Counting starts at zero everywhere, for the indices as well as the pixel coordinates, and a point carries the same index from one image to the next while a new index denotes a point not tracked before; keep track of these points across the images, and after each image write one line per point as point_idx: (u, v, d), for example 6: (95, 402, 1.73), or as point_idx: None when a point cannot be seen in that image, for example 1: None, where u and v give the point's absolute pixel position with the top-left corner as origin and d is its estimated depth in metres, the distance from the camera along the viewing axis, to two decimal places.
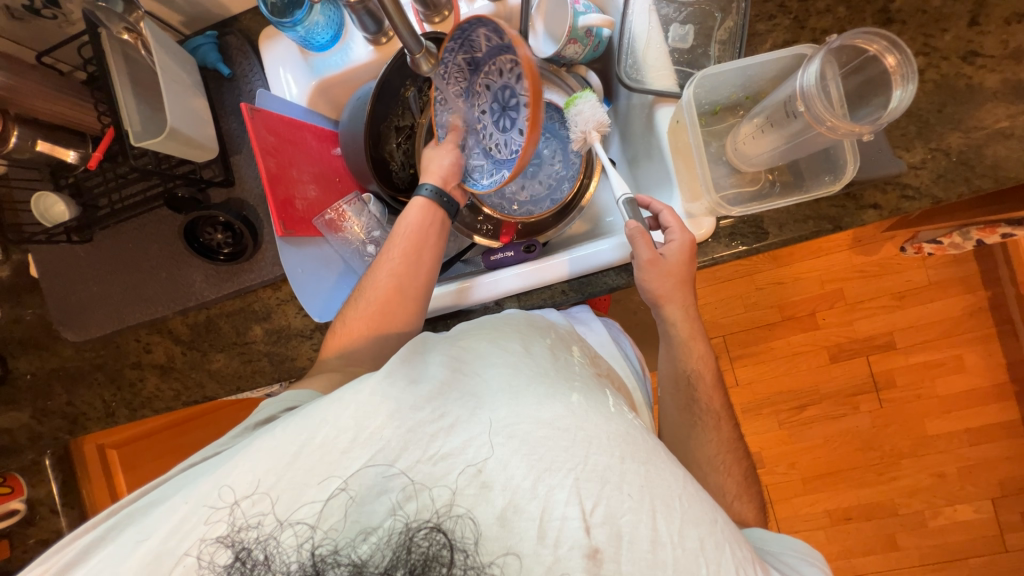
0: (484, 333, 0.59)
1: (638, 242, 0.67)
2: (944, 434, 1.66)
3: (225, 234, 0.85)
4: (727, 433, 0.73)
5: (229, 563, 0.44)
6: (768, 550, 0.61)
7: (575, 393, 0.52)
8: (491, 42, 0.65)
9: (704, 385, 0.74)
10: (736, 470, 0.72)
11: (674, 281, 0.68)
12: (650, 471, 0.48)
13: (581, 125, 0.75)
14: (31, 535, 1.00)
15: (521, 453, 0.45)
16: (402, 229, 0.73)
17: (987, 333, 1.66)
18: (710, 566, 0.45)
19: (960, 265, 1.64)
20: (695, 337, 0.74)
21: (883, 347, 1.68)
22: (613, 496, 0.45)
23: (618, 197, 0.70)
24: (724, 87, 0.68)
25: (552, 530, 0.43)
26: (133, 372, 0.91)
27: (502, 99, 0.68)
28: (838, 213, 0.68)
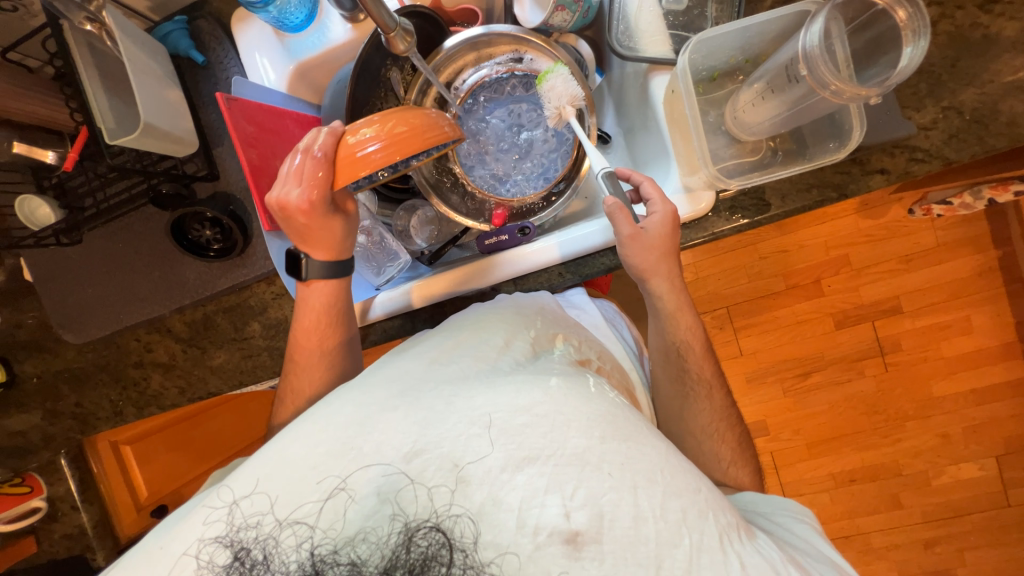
0: (470, 326, 0.61)
1: (617, 218, 0.65)
2: (949, 395, 1.67)
3: (214, 230, 0.83)
4: (719, 401, 0.72)
5: (228, 563, 0.43)
6: (758, 512, 0.62)
7: (555, 376, 0.52)
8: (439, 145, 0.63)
9: (694, 356, 0.72)
10: (730, 439, 0.72)
11: (658, 255, 0.66)
12: (631, 448, 0.48)
13: (554, 101, 0.74)
14: (55, 530, 1.02)
15: (500, 443, 0.46)
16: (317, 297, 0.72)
17: (996, 293, 1.63)
18: (691, 535, 0.45)
19: (969, 225, 1.60)
20: (682, 308, 0.71)
21: (890, 311, 1.66)
22: (592, 478, 0.45)
23: (597, 171, 0.70)
24: (722, 51, 0.64)
25: (533, 516, 0.43)
26: (137, 371, 0.92)
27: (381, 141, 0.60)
28: (843, 180, 0.65)
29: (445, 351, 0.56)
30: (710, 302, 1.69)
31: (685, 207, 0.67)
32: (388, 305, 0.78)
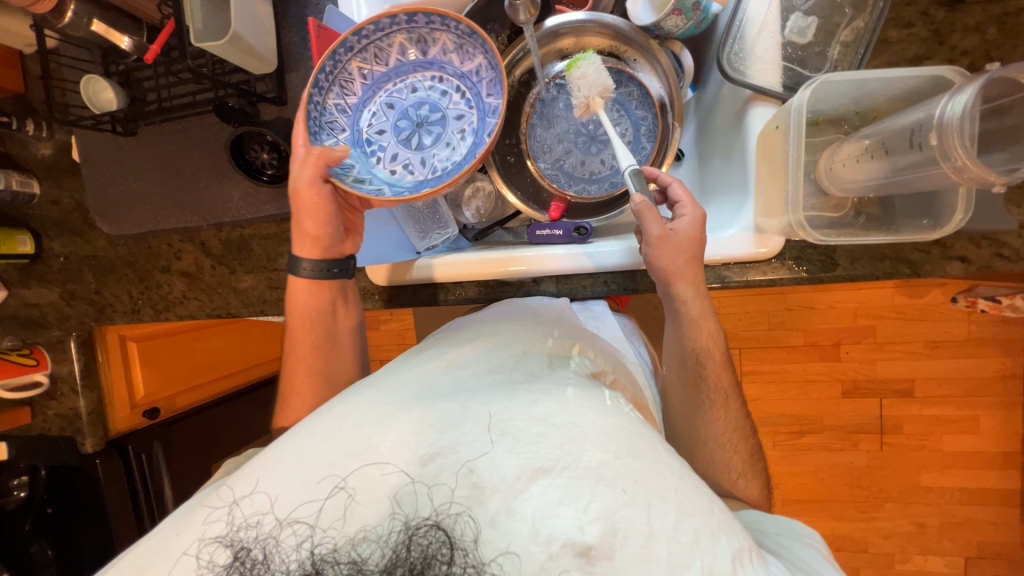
0: (491, 332, 0.63)
1: (646, 217, 0.63)
2: (937, 487, 1.65)
3: (272, 154, 0.81)
4: (734, 411, 0.70)
5: (228, 563, 0.42)
6: (768, 532, 0.61)
7: (570, 386, 0.52)
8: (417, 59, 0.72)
9: (713, 362, 0.69)
10: (743, 450, 0.70)
11: (685, 256, 0.63)
12: (644, 465, 0.45)
13: (582, 91, 0.73)
14: (51, 407, 1.02)
15: (513, 452, 0.45)
16: (298, 319, 0.73)
17: (1013, 401, 1.60)
18: (704, 558, 0.42)
19: (1005, 327, 1.56)
20: (705, 315, 0.67)
21: (900, 393, 1.64)
22: (606, 493, 0.43)
23: (625, 168, 0.67)
24: (835, 97, 0.61)
25: (546, 527, 0.42)
26: (162, 275, 0.92)
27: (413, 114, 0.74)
28: (920, 258, 0.63)
29: (462, 355, 0.58)
30: None
31: (750, 246, 0.65)
32: (424, 273, 0.76)
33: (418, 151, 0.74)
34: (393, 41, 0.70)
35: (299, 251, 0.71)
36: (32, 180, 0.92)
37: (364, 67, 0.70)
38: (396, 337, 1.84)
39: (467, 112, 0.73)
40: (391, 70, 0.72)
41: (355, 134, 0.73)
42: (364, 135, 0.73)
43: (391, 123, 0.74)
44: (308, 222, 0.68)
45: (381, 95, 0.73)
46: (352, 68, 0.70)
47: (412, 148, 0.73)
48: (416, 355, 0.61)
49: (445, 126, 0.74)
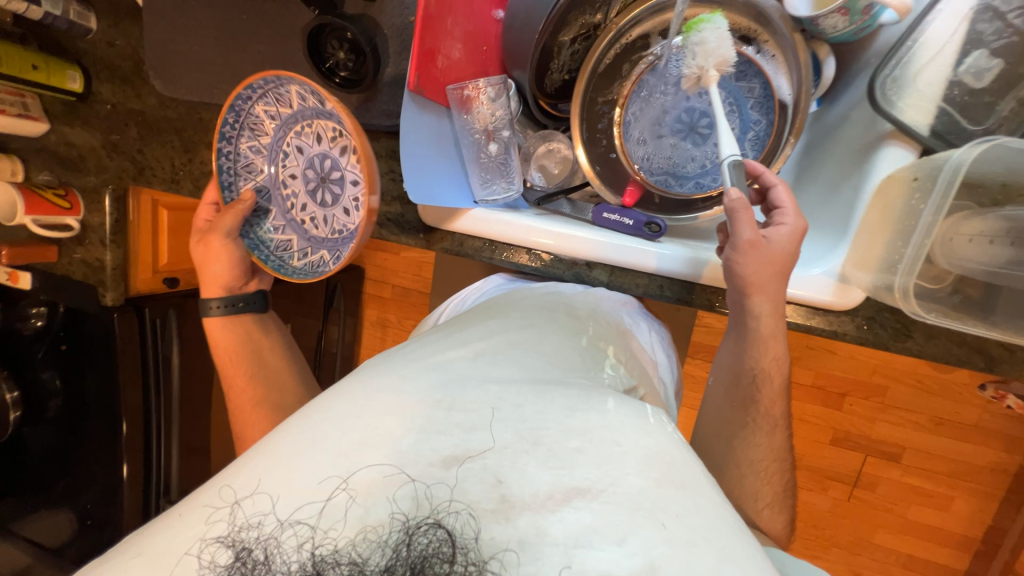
0: (528, 324, 0.64)
1: (739, 219, 0.60)
2: (886, 547, 1.71)
3: (349, 55, 0.73)
4: (778, 441, 0.68)
5: (229, 564, 0.41)
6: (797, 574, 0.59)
7: (611, 399, 0.54)
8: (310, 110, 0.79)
9: (767, 390, 0.67)
10: (776, 483, 0.68)
11: (773, 272, 0.60)
12: (685, 497, 0.46)
13: (700, 59, 0.64)
14: (77, 252, 1.04)
15: (547, 466, 0.45)
16: (224, 356, 0.82)
17: (994, 493, 1.61)
18: None
19: (1017, 424, 1.53)
20: (776, 337, 0.64)
21: (886, 456, 1.64)
22: (647, 531, 0.42)
23: (724, 158, 0.64)
24: (990, 162, 0.53)
25: (580, 557, 0.40)
26: (207, 153, 0.88)
27: (320, 169, 0.83)
28: (1001, 354, 0.59)
29: (490, 346, 0.59)
30: None
31: (828, 293, 0.62)
32: (478, 225, 0.73)
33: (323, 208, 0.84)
34: (292, 89, 0.76)
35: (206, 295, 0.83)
36: (90, 13, 0.88)
37: (268, 110, 0.79)
38: (413, 268, 1.83)
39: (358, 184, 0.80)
40: (298, 114, 0.80)
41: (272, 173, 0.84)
42: (280, 177, 0.84)
43: (300, 168, 0.84)
44: (212, 267, 0.82)
45: (294, 140, 0.83)
46: (252, 110, 0.78)
47: (316, 203, 0.84)
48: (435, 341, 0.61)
49: (341, 189, 0.82)
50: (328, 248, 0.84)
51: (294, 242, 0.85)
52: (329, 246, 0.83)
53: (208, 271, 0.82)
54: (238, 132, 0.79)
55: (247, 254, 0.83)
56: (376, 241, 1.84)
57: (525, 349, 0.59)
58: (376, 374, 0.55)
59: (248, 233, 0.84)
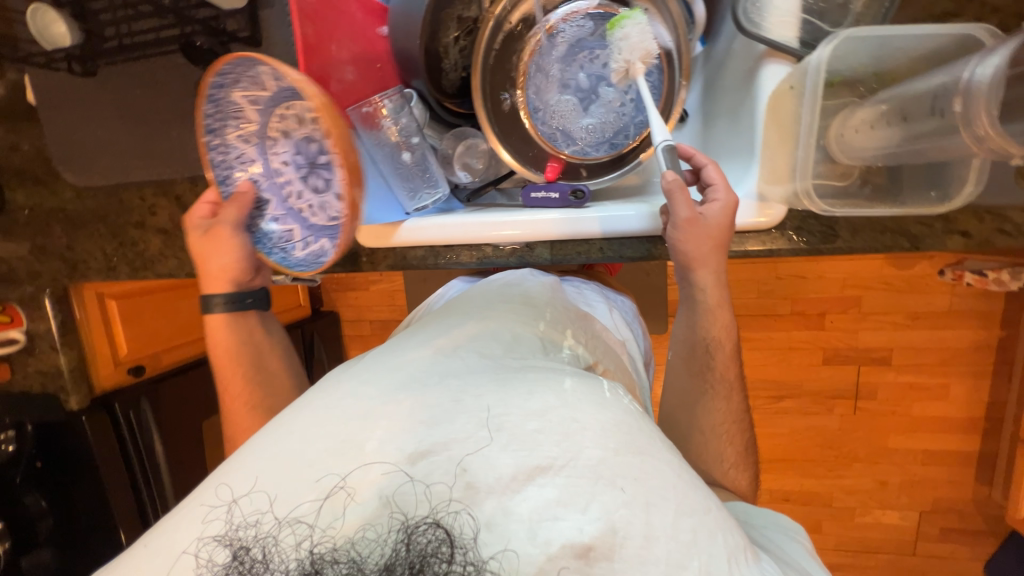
0: (488, 313, 0.65)
1: (676, 198, 0.63)
2: (901, 449, 1.75)
3: None
4: (735, 404, 0.71)
5: (227, 563, 0.42)
6: (752, 524, 0.59)
7: (568, 379, 0.54)
8: (275, 86, 0.68)
9: (721, 353, 0.71)
10: (737, 442, 0.70)
11: (713, 244, 0.64)
12: (644, 463, 0.47)
13: (625, 54, 0.71)
14: (30, 364, 1.02)
15: (510, 449, 0.45)
16: (223, 354, 0.79)
17: (984, 370, 1.66)
18: (700, 558, 0.43)
19: (987, 301, 1.60)
20: (722, 305, 0.70)
21: (876, 361, 1.69)
22: (605, 493, 0.44)
23: (659, 142, 0.67)
24: (854, 55, 0.57)
25: (545, 529, 0.42)
26: (137, 232, 0.87)
27: (306, 151, 0.71)
28: (921, 232, 0.62)
29: (451, 341, 0.58)
30: None
31: (752, 214, 0.65)
32: (414, 235, 0.74)
33: (317, 195, 0.73)
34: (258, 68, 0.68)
35: (210, 290, 0.79)
36: None
37: (246, 95, 0.71)
38: (385, 298, 1.82)
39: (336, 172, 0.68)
40: (276, 96, 0.70)
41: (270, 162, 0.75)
42: (274, 167, 0.75)
43: (292, 155, 0.74)
44: (209, 263, 0.77)
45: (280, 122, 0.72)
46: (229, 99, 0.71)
47: (309, 188, 0.73)
48: (404, 341, 0.61)
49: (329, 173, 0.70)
50: (329, 238, 0.75)
51: (292, 233, 0.77)
52: (329, 237, 0.74)
53: (213, 264, 0.77)
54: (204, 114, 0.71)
55: (254, 250, 0.79)
56: (343, 281, 1.83)
57: (483, 339, 0.59)
58: (339, 378, 0.54)
59: (253, 228, 0.79)
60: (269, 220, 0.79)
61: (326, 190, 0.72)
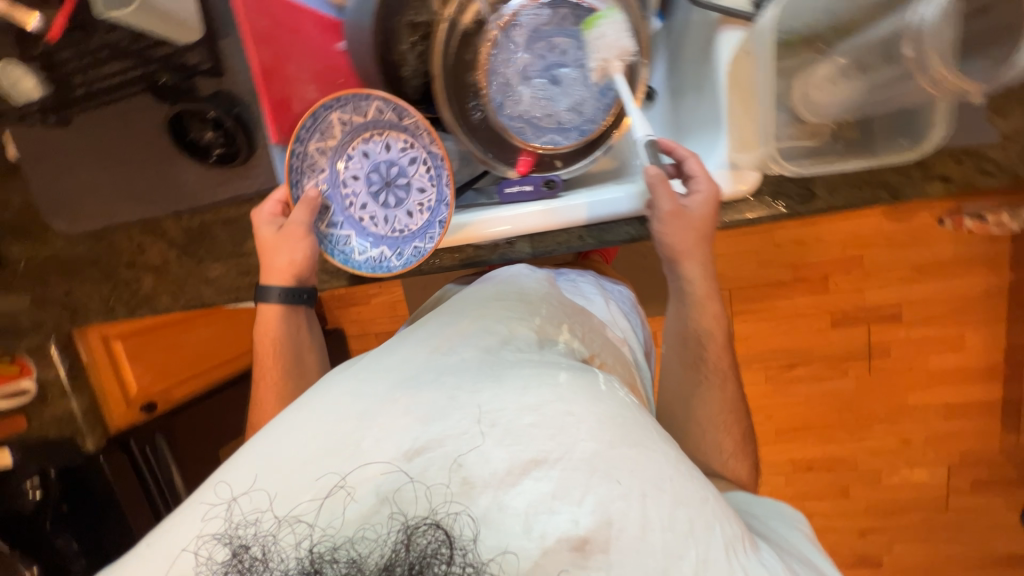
0: (476, 311, 0.65)
1: (658, 191, 0.62)
2: (922, 405, 1.72)
3: (216, 132, 0.76)
4: (730, 392, 0.73)
5: (225, 560, 0.43)
6: (752, 512, 0.62)
7: (564, 372, 0.53)
8: (384, 116, 0.73)
9: (714, 343, 0.73)
10: (735, 433, 0.73)
11: (697, 234, 0.64)
12: (640, 453, 0.47)
13: (603, 52, 0.70)
14: (45, 412, 1.04)
15: (504, 444, 0.45)
16: (266, 341, 0.78)
17: (998, 316, 1.63)
18: (698, 547, 0.44)
19: (993, 245, 1.57)
20: (710, 296, 0.71)
21: (887, 319, 1.66)
22: (601, 485, 0.44)
23: (639, 138, 0.65)
24: (806, 12, 0.57)
25: (539, 523, 0.43)
26: (128, 272, 0.88)
27: (384, 172, 0.76)
28: (900, 181, 0.61)
29: (447, 341, 0.58)
30: None
31: (728, 184, 0.64)
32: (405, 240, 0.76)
33: (384, 208, 0.77)
34: (372, 100, 0.73)
35: (269, 281, 0.74)
36: None
37: (344, 118, 0.73)
38: (387, 310, 1.84)
39: (429, 190, 0.76)
40: (370, 123, 0.75)
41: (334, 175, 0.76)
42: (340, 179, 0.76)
43: (363, 172, 0.77)
44: (275, 255, 0.72)
45: (359, 144, 0.76)
46: (331, 118, 0.73)
47: (378, 202, 0.77)
48: (401, 341, 0.61)
49: (408, 193, 0.77)
50: (389, 246, 0.77)
51: (350, 239, 0.76)
52: (391, 247, 0.76)
53: (282, 257, 0.72)
54: (318, 135, 0.71)
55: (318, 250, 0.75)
56: (343, 298, 1.84)
57: (470, 337, 0.59)
58: (330, 380, 0.55)
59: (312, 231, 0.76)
60: (325, 226, 0.76)
61: (398, 205, 0.76)
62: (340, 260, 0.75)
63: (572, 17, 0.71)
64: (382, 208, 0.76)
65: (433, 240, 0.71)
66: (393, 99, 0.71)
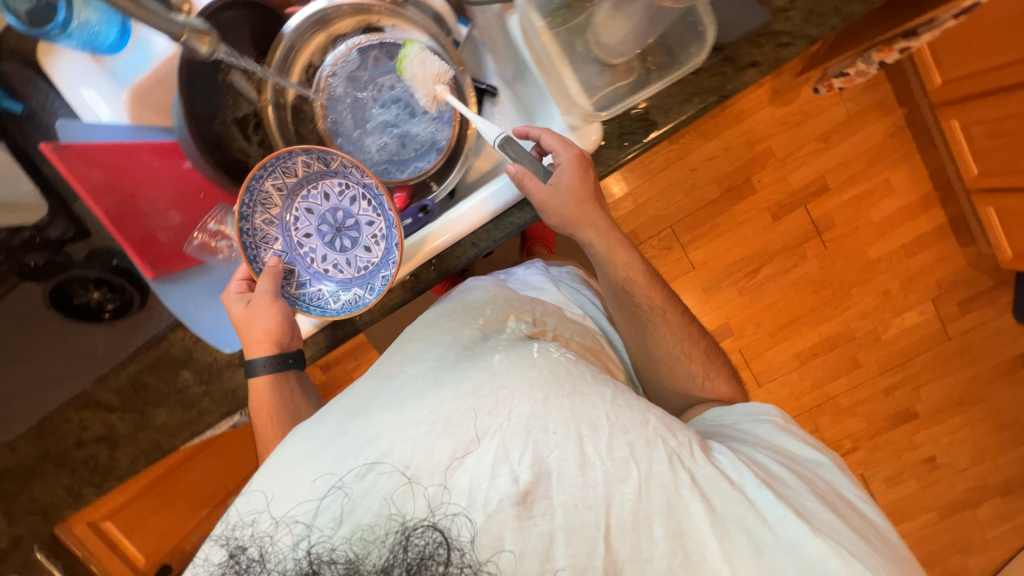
0: (419, 332, 0.65)
1: (527, 183, 0.67)
2: (884, 255, 1.78)
3: (102, 291, 0.79)
4: (677, 323, 0.77)
5: (223, 561, 0.46)
6: (726, 424, 0.67)
7: (495, 355, 0.54)
8: (312, 168, 0.76)
9: (639, 288, 0.75)
10: (699, 350, 0.78)
11: (577, 203, 0.68)
12: (575, 400, 0.51)
13: (423, 86, 0.74)
14: None
15: (445, 435, 0.47)
16: (262, 415, 0.70)
17: (910, 149, 1.71)
18: (640, 466, 0.49)
19: (874, 91, 1.68)
20: (615, 247, 0.73)
21: (818, 193, 1.73)
22: (539, 437, 0.48)
23: (495, 138, 0.71)
24: None
25: (482, 494, 0.45)
26: (82, 453, 0.83)
27: (332, 220, 0.78)
28: (719, 82, 0.67)
29: (395, 364, 0.58)
30: (654, 226, 1.73)
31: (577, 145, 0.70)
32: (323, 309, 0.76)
33: (343, 253, 0.79)
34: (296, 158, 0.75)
35: (252, 355, 0.69)
36: None
37: (276, 183, 0.75)
38: None
39: (377, 220, 0.77)
40: (302, 180, 0.77)
41: (287, 239, 0.78)
42: (293, 241, 0.78)
43: (313, 227, 0.80)
44: (255, 327, 0.69)
45: (301, 203, 0.78)
46: (264, 187, 0.74)
47: (335, 249, 0.79)
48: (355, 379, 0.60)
49: (360, 230, 0.78)
50: (359, 285, 0.77)
51: (323, 292, 0.77)
52: (361, 284, 0.77)
53: (259, 328, 0.69)
54: (253, 207, 0.73)
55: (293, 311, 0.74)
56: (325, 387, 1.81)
57: (422, 352, 0.59)
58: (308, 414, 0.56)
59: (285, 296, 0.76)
60: (295, 288, 0.77)
61: (354, 246, 0.78)
62: (315, 313, 0.75)
63: (383, 55, 0.78)
64: (340, 254, 0.78)
65: (393, 264, 0.73)
66: (304, 147, 0.73)
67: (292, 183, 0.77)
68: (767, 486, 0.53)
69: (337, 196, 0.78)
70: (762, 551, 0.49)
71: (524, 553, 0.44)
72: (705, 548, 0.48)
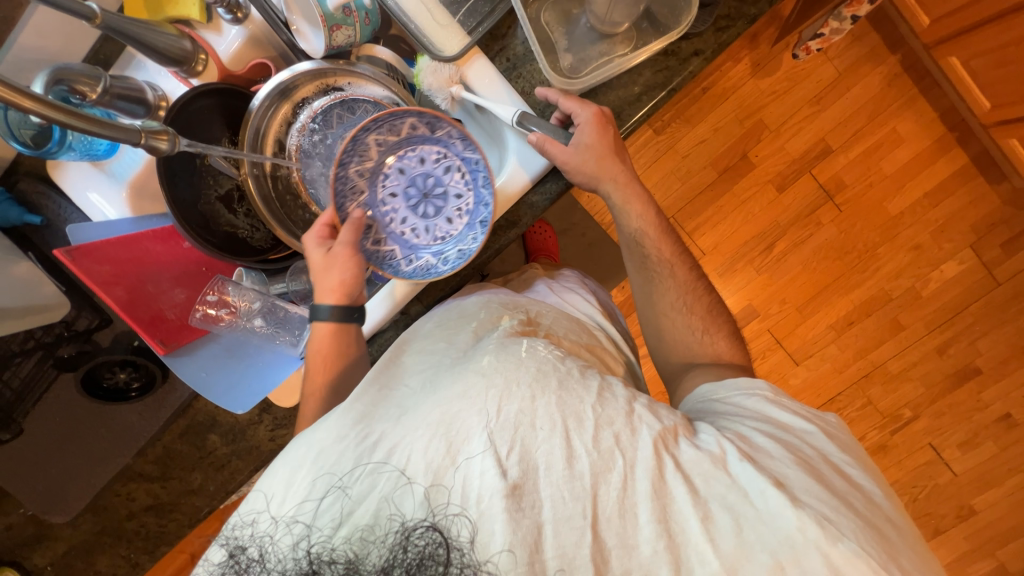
0: (417, 344, 0.63)
1: (547, 148, 0.71)
2: (906, 209, 1.68)
3: (127, 371, 0.86)
4: (683, 275, 0.77)
5: (224, 561, 0.47)
6: (713, 400, 0.63)
7: (487, 355, 0.53)
8: (417, 131, 0.78)
9: (650, 240, 0.76)
10: (704, 298, 0.77)
11: (597, 160, 0.71)
12: (563, 395, 0.51)
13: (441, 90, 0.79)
14: None
15: (435, 438, 0.46)
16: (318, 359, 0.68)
17: (912, 95, 1.63)
18: (625, 455, 0.48)
19: (862, 43, 1.62)
20: (630, 200, 0.75)
21: (821, 157, 1.67)
22: (528, 433, 0.48)
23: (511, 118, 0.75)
24: None
25: (476, 492, 0.45)
26: (133, 524, 0.89)
27: (421, 185, 0.81)
28: (665, 76, 0.75)
29: (387, 372, 0.57)
30: None
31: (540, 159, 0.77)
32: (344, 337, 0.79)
33: (424, 219, 0.82)
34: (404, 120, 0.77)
35: (321, 301, 0.69)
36: None
37: (378, 138, 0.78)
38: None
39: (466, 193, 0.79)
40: (405, 140, 0.79)
41: (372, 196, 0.81)
42: (379, 197, 0.81)
43: (401, 188, 0.82)
44: (328, 274, 0.70)
45: (394, 163, 0.81)
46: (367, 140, 0.77)
47: (418, 214, 0.82)
48: None
49: (446, 201, 0.81)
50: (432, 255, 0.80)
51: (396, 253, 0.80)
52: (436, 253, 0.80)
53: (334, 275, 0.69)
54: (351, 156, 0.76)
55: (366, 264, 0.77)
56: None
57: (417, 363, 0.59)
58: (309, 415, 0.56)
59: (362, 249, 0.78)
60: (372, 242, 0.79)
61: (438, 214, 0.81)
62: (387, 271, 0.78)
63: (343, 113, 0.84)
64: (422, 220, 0.81)
65: (478, 240, 0.76)
66: (420, 110, 0.74)
67: (393, 141, 0.79)
68: (747, 457, 0.51)
69: (432, 163, 0.81)
70: (742, 528, 0.46)
71: (514, 548, 0.44)
72: (689, 538, 0.46)
